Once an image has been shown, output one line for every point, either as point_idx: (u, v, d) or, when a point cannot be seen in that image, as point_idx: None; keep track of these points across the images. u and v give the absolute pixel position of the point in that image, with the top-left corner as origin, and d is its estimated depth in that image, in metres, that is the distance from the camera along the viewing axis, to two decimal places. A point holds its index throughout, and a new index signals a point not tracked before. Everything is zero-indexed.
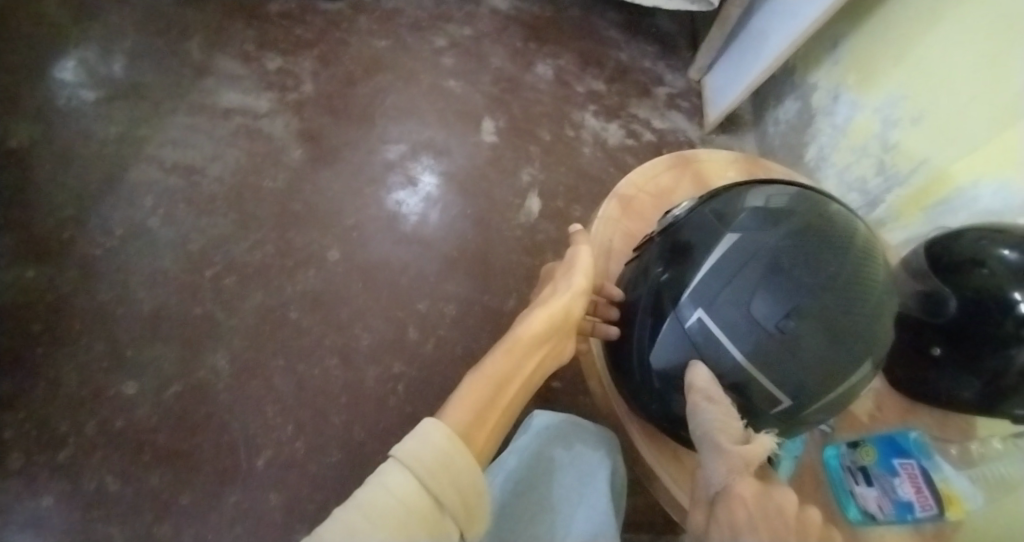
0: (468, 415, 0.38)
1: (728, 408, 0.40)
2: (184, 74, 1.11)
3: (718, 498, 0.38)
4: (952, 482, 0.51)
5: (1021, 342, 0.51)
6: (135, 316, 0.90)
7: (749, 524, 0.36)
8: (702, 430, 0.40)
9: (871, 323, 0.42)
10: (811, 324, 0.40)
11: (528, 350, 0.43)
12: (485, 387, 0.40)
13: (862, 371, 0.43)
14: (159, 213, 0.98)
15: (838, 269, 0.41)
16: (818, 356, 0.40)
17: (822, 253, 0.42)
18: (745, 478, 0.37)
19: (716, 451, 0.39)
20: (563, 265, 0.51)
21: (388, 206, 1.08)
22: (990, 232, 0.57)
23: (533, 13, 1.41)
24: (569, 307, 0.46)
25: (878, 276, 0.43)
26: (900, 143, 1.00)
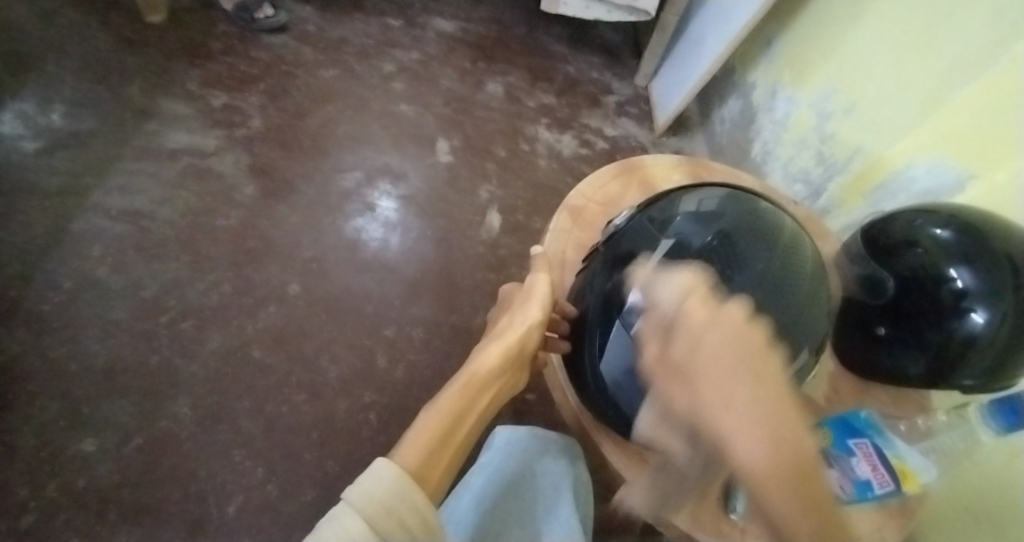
0: (422, 451, 0.32)
1: (644, 265, 0.44)
2: (127, 119, 1.09)
3: (672, 321, 0.37)
4: (906, 459, 0.52)
5: (959, 314, 0.55)
6: (90, 370, 0.87)
7: (711, 332, 0.35)
8: (645, 279, 0.42)
9: (803, 312, 0.44)
10: None
11: (484, 384, 0.39)
12: (443, 421, 0.35)
13: (800, 359, 0.44)
14: (109, 261, 0.96)
15: (765, 265, 0.43)
16: None
17: (751, 250, 0.44)
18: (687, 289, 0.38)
19: (669, 282, 0.40)
20: (519, 296, 0.49)
21: (348, 234, 1.08)
22: (919, 213, 0.62)
23: (478, 33, 1.44)
24: (525, 340, 0.43)
25: (806, 267, 0.45)
26: (836, 132, 1.05)
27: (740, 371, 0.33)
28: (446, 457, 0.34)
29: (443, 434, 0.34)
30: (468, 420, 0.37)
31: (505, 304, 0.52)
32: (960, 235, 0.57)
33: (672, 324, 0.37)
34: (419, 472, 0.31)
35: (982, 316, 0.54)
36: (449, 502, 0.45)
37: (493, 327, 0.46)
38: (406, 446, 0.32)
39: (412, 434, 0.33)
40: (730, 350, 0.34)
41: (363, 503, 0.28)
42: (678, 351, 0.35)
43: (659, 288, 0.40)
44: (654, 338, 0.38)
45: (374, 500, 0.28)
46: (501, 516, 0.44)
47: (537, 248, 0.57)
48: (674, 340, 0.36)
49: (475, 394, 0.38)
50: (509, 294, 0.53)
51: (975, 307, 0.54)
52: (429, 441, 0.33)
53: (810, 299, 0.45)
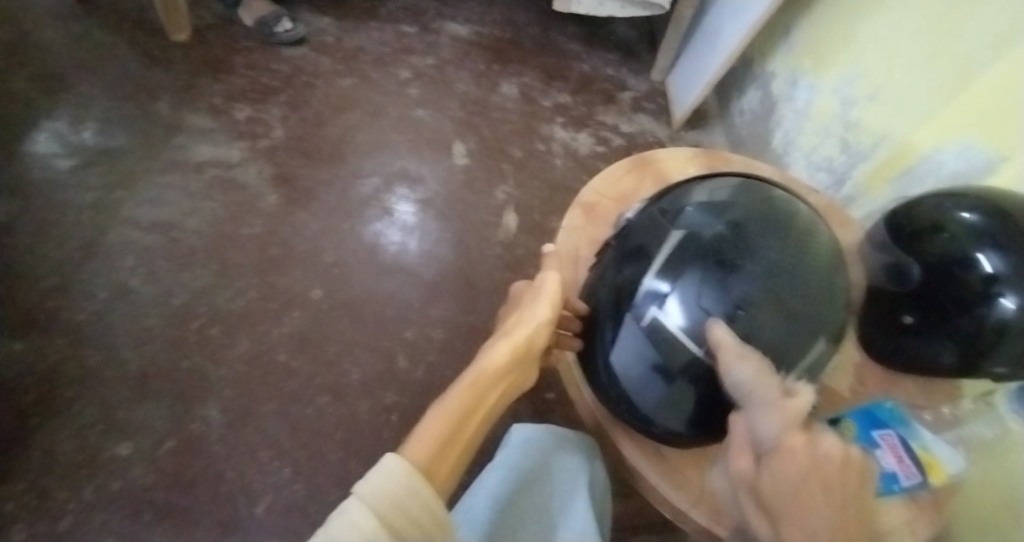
0: (430, 450, 0.32)
1: (741, 348, 0.39)
2: (155, 134, 1.13)
3: (765, 448, 0.35)
4: (933, 449, 0.50)
5: (991, 299, 0.53)
6: (125, 376, 0.91)
7: (795, 467, 0.33)
8: (738, 386, 0.39)
9: (818, 301, 0.43)
10: (759, 310, 0.41)
11: (492, 383, 0.39)
12: (452, 417, 0.35)
13: (816, 349, 0.44)
14: (140, 271, 1.00)
15: (778, 255, 0.43)
16: (768, 340, 0.41)
17: (762, 240, 0.43)
18: (779, 417, 0.36)
19: (763, 408, 0.37)
20: (527, 294, 0.49)
21: (369, 238, 1.10)
22: (947, 197, 0.60)
23: (492, 36, 1.45)
24: (533, 338, 0.44)
25: (821, 255, 0.44)
26: (859, 119, 1.02)
27: (816, 508, 0.31)
28: (454, 453, 0.34)
29: (450, 432, 0.35)
30: (476, 417, 0.37)
31: (514, 302, 0.52)
32: (989, 219, 0.55)
33: (761, 449, 0.36)
34: (428, 468, 0.32)
35: (1013, 302, 0.52)
36: (467, 500, 0.46)
37: (501, 326, 0.46)
38: (415, 441, 0.33)
39: (419, 434, 0.33)
40: (812, 486, 0.32)
41: (371, 498, 0.28)
42: (759, 474, 0.35)
43: (754, 411, 0.37)
44: (743, 455, 0.37)
45: (383, 496, 0.28)
46: (518, 514, 0.44)
47: (549, 245, 0.57)
48: (760, 469, 0.35)
49: (482, 392, 0.38)
50: (518, 291, 0.53)
51: (1006, 292, 0.52)
52: (436, 439, 0.33)
53: (827, 286, 0.44)
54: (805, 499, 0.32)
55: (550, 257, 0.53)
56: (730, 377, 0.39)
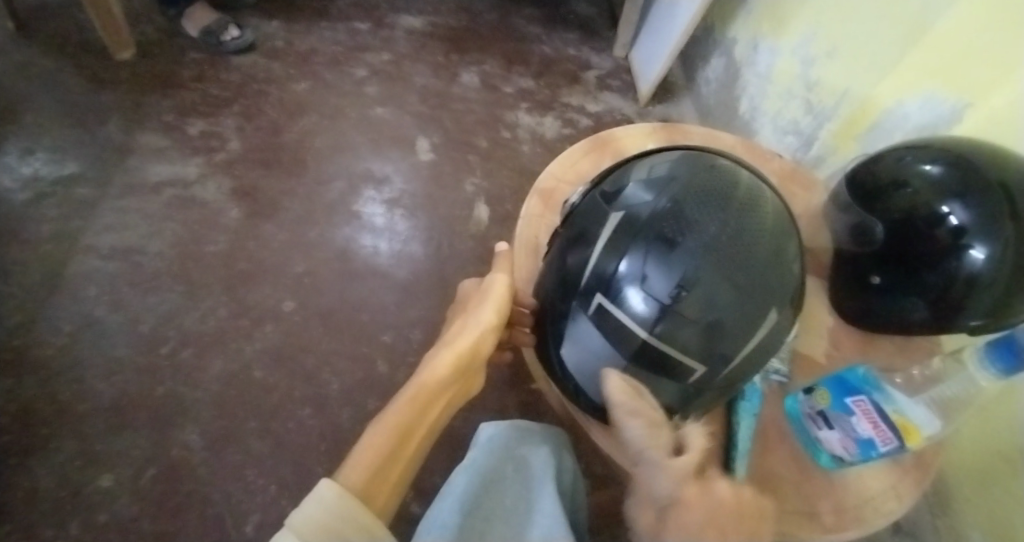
0: (367, 473, 0.32)
1: (626, 405, 0.37)
2: (109, 157, 1.10)
3: None
4: (907, 412, 0.47)
5: (956, 253, 0.52)
6: (99, 408, 0.89)
7: (691, 522, 0.33)
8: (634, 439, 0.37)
9: (768, 269, 0.41)
10: (705, 287, 0.39)
11: (435, 395, 0.39)
12: (389, 437, 0.35)
13: (770, 320, 0.42)
14: (105, 300, 0.97)
15: (721, 225, 0.40)
16: (717, 315, 0.40)
17: (704, 212, 0.41)
18: (670, 471, 0.34)
19: (656, 467, 0.35)
20: (476, 296, 0.48)
21: (338, 244, 1.08)
22: (908, 151, 0.59)
23: (449, 25, 1.42)
24: (479, 344, 0.43)
25: (768, 220, 0.42)
26: (821, 77, 1.00)
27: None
28: (395, 471, 0.34)
29: (390, 452, 0.35)
30: (418, 433, 0.37)
31: (463, 303, 0.51)
32: (950, 170, 0.55)
33: (658, 504, 0.34)
34: (365, 492, 0.31)
35: (982, 252, 0.51)
36: (433, 508, 0.44)
37: (446, 331, 0.46)
38: (350, 464, 0.33)
39: (355, 458, 0.33)
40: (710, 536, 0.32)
41: (305, 528, 0.27)
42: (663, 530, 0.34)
43: (645, 465, 0.35)
44: (646, 506, 0.36)
45: (317, 526, 0.27)
46: (484, 515, 0.42)
47: (506, 243, 0.56)
48: (662, 524, 0.34)
49: (424, 406, 0.38)
50: (468, 290, 0.51)
51: (974, 242, 0.51)
52: (376, 461, 0.33)
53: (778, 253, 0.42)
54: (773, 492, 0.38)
55: (503, 257, 0.51)
56: (626, 432, 0.37)
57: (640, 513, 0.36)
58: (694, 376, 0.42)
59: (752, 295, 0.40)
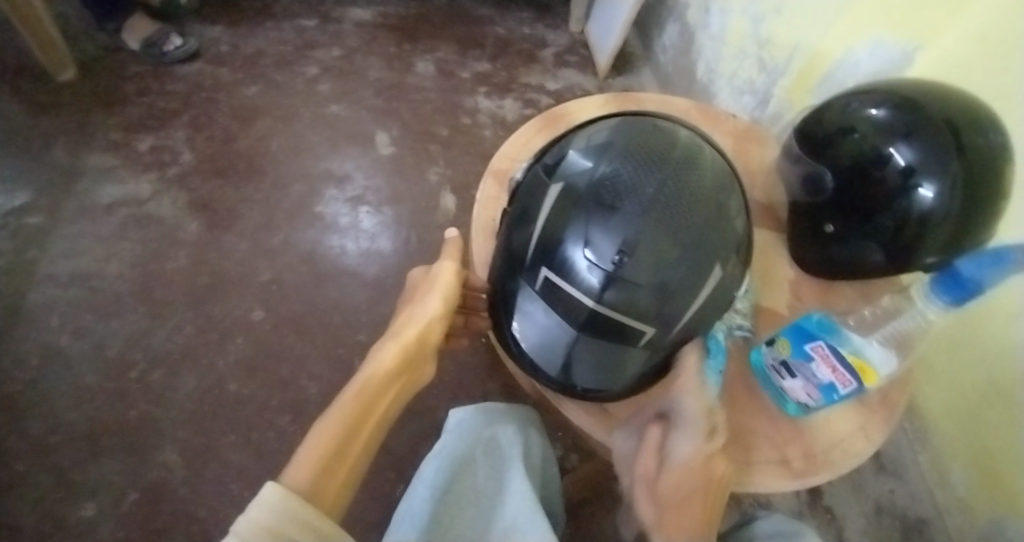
0: (312, 472, 0.32)
1: (693, 380, 0.49)
2: (57, 182, 1.07)
3: (669, 457, 0.46)
4: (864, 353, 0.47)
5: (906, 192, 0.53)
6: (73, 437, 0.87)
7: (688, 482, 0.45)
8: (677, 407, 0.48)
9: (709, 226, 0.41)
10: (646, 249, 0.39)
11: (381, 389, 0.39)
12: (335, 435, 0.35)
13: (716, 277, 0.42)
14: (68, 329, 0.95)
15: (659, 187, 0.40)
16: (662, 278, 0.39)
17: (640, 175, 0.40)
18: (698, 441, 0.46)
19: (689, 435, 0.46)
20: (422, 285, 0.47)
21: (304, 248, 1.06)
22: (855, 96, 0.59)
23: (399, 15, 1.39)
24: (424, 334, 0.43)
25: (706, 176, 0.41)
26: (771, 34, 1.00)
27: (692, 515, 0.44)
28: (344, 467, 0.34)
29: (337, 447, 0.35)
30: (365, 428, 0.37)
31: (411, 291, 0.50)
32: (895, 111, 0.55)
33: (668, 459, 0.46)
34: (310, 491, 0.31)
35: (930, 190, 0.51)
36: (406, 495, 0.43)
37: (393, 323, 0.46)
38: (295, 465, 0.33)
39: (299, 457, 0.33)
40: (699, 497, 0.45)
41: (248, 534, 0.26)
42: (662, 475, 0.46)
43: (677, 429, 0.47)
44: (650, 454, 0.48)
45: (261, 531, 0.27)
46: (456, 499, 0.42)
47: (453, 228, 0.55)
48: (662, 471, 0.46)
49: (370, 401, 0.38)
50: (415, 280, 0.51)
51: (922, 181, 0.52)
52: (324, 459, 0.33)
53: (720, 209, 0.42)
54: (683, 503, 0.45)
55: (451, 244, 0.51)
56: (674, 400, 0.49)
57: (643, 461, 0.48)
58: (645, 339, 0.42)
59: (695, 254, 0.40)
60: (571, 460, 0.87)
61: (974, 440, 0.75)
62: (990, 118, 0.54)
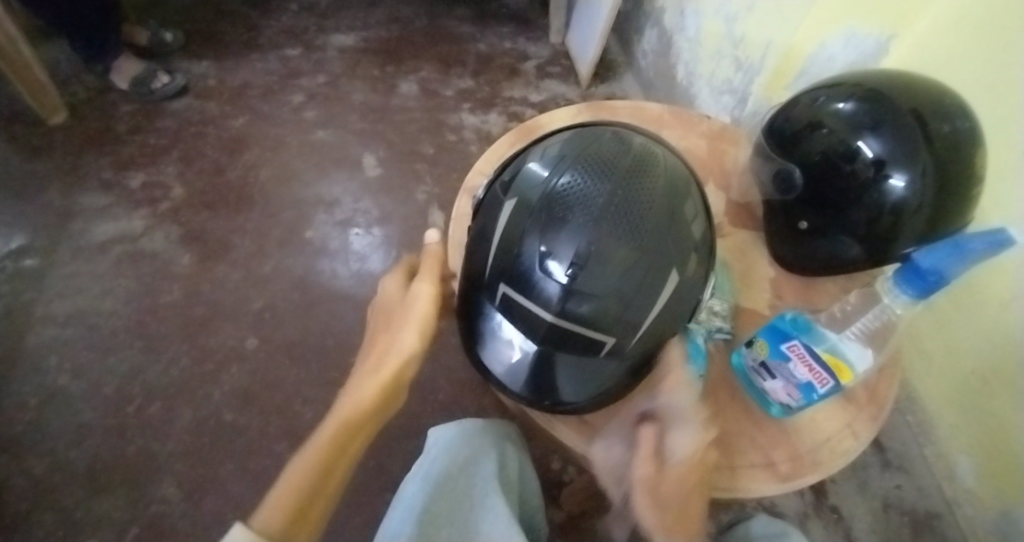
0: (282, 522, 0.35)
1: (682, 377, 0.49)
2: (52, 223, 1.09)
3: (671, 456, 0.46)
4: (838, 350, 0.47)
5: (877, 185, 0.53)
6: (74, 475, 0.88)
7: (690, 477, 0.46)
8: (671, 406, 0.48)
9: (661, 232, 0.42)
10: (598, 260, 0.40)
11: (356, 428, 0.41)
12: (306, 480, 0.38)
13: (673, 282, 0.43)
14: (67, 367, 0.96)
15: (608, 197, 0.42)
16: (616, 287, 0.41)
17: (590, 186, 0.42)
18: (697, 438, 0.46)
19: (687, 432, 0.46)
20: (402, 310, 0.48)
21: (296, 274, 1.07)
22: (823, 91, 0.59)
23: (381, 38, 1.41)
24: (402, 371, 0.45)
25: (656, 184, 0.43)
26: (745, 33, 1.00)
27: (694, 509, 0.46)
28: (313, 511, 0.38)
29: (308, 494, 0.38)
30: (337, 470, 0.40)
31: (388, 307, 0.51)
32: (862, 104, 0.55)
33: (670, 458, 0.46)
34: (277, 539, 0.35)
35: (901, 181, 0.51)
36: (386, 522, 0.42)
37: (374, 351, 0.47)
38: (265, 512, 0.36)
39: (271, 505, 0.36)
40: (699, 489, 0.46)
41: None
42: (666, 475, 0.46)
43: (675, 427, 0.47)
44: (646, 458, 0.46)
45: None
46: (440, 527, 0.40)
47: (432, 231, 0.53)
48: (665, 471, 0.46)
49: (343, 443, 0.40)
50: (392, 293, 0.51)
51: (894, 171, 0.52)
52: (292, 508, 0.36)
53: (672, 214, 0.44)
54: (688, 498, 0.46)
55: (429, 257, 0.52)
56: (667, 398, 0.48)
57: (643, 465, 0.46)
58: (606, 349, 0.43)
59: (648, 261, 0.41)
60: (570, 471, 0.87)
61: (974, 422, 0.75)
62: (958, 105, 0.54)
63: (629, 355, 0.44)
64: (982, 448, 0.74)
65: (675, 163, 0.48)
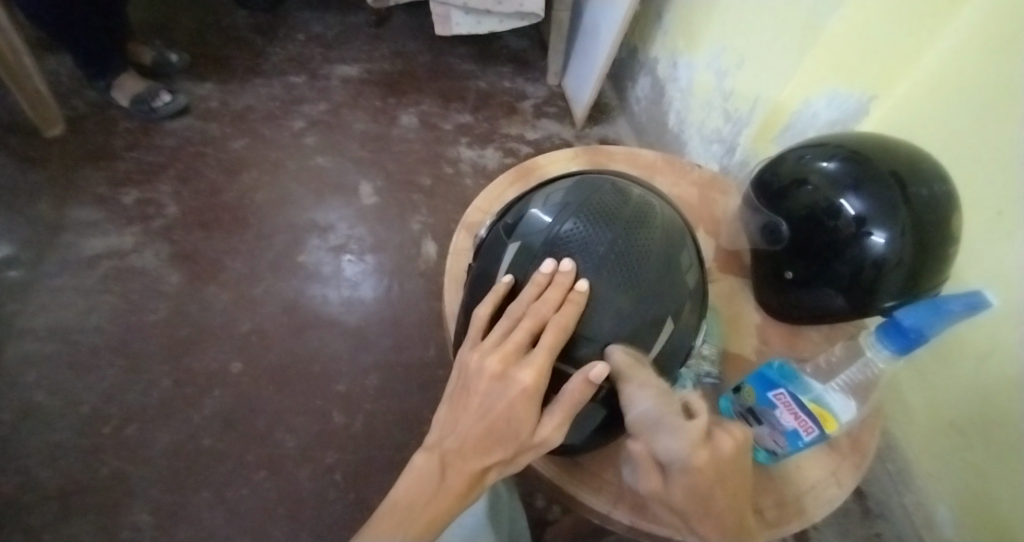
0: None
1: (633, 384, 0.41)
2: (40, 236, 1.08)
3: (666, 469, 0.40)
4: (824, 400, 0.49)
5: (859, 241, 0.55)
6: (41, 497, 0.85)
7: (700, 480, 0.39)
8: (643, 417, 0.40)
9: (657, 281, 0.44)
10: (595, 306, 0.43)
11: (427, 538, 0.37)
12: None
13: (666, 328, 0.45)
14: (44, 384, 0.94)
15: (608, 246, 0.44)
16: (612, 331, 0.43)
17: (591, 234, 0.44)
18: (684, 438, 0.38)
19: (673, 434, 0.39)
20: (523, 403, 0.39)
21: (286, 298, 1.07)
22: (808, 149, 0.62)
23: (384, 70, 1.44)
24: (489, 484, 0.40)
25: (654, 234, 0.45)
26: (735, 87, 1.04)
27: (714, 505, 0.40)
28: None
29: None
30: None
31: (487, 364, 0.40)
32: (844, 164, 0.58)
33: (670, 467, 0.40)
34: None
35: (882, 238, 0.54)
36: None
37: (471, 435, 0.39)
38: None
39: None
40: (715, 486, 0.40)
41: None
42: (670, 487, 0.40)
43: (659, 434, 0.40)
44: (650, 473, 0.41)
45: None
46: None
47: (585, 285, 0.42)
48: (669, 484, 0.40)
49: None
50: (500, 353, 0.40)
51: (875, 229, 0.54)
52: None
53: (668, 263, 0.46)
54: (706, 496, 0.40)
55: (557, 326, 0.41)
56: (634, 407, 0.41)
57: (646, 480, 0.41)
58: (601, 390, 0.45)
59: (643, 307, 0.44)
60: (554, 510, 0.87)
61: (952, 472, 0.76)
62: (935, 169, 0.57)
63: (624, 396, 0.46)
64: (960, 500, 0.75)
65: (672, 214, 0.50)
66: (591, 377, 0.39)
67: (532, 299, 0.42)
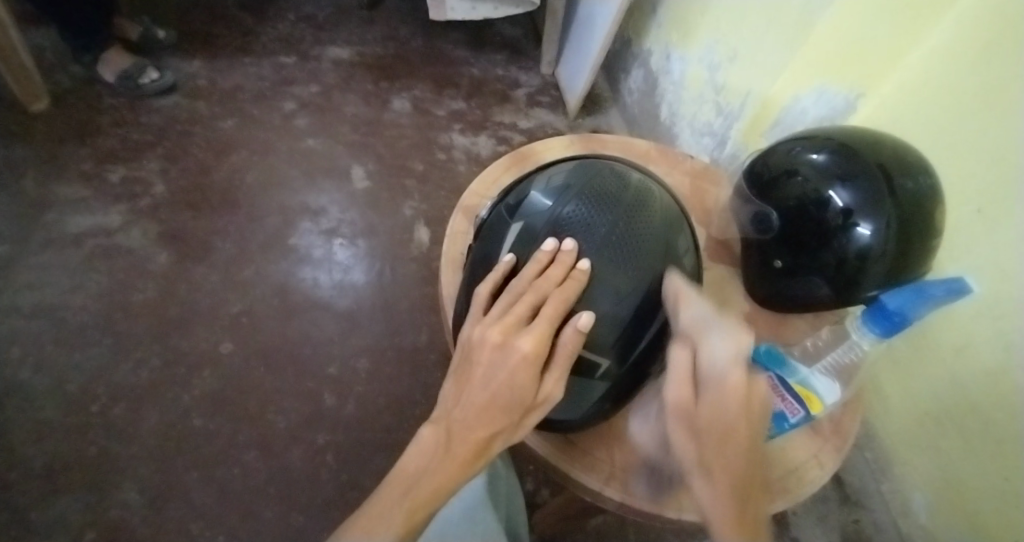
0: None
1: (692, 295, 0.45)
2: (24, 213, 1.06)
3: (705, 378, 0.41)
4: (809, 382, 0.51)
5: (845, 231, 0.57)
6: (29, 474, 0.84)
7: (733, 400, 0.40)
8: (694, 323, 0.43)
9: (655, 263, 0.46)
10: (595, 286, 0.44)
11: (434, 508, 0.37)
12: None
13: (662, 311, 0.47)
14: (29, 361, 0.93)
15: (608, 228, 0.45)
16: (611, 311, 0.45)
17: (592, 216, 0.45)
18: (735, 345, 0.41)
19: (724, 338, 0.42)
20: (523, 369, 0.40)
21: (277, 280, 1.06)
22: (799, 142, 0.64)
23: (377, 54, 1.43)
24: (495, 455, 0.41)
25: (653, 218, 0.46)
26: (727, 81, 1.06)
27: (734, 446, 0.39)
28: None
29: None
30: None
31: (489, 336, 0.42)
32: (833, 157, 0.59)
33: (710, 370, 0.41)
34: None
35: (868, 229, 0.56)
36: None
37: (477, 404, 0.40)
38: None
39: None
40: (743, 421, 0.40)
41: None
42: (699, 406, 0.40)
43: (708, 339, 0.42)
44: (682, 383, 0.41)
45: None
46: None
47: (587, 264, 0.44)
48: (701, 401, 0.41)
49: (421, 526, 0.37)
50: (501, 323, 0.42)
51: (861, 220, 0.56)
52: None
53: (665, 246, 0.47)
54: (737, 422, 0.40)
55: (557, 296, 0.42)
56: (686, 312, 0.44)
57: (676, 389, 0.41)
58: (599, 369, 0.46)
59: (641, 289, 0.45)
60: (542, 492, 0.89)
61: (925, 459, 0.79)
62: (920, 164, 0.59)
63: (621, 376, 0.47)
64: (932, 486, 0.78)
65: (670, 200, 0.51)
66: (580, 327, 0.42)
67: (535, 276, 0.44)
